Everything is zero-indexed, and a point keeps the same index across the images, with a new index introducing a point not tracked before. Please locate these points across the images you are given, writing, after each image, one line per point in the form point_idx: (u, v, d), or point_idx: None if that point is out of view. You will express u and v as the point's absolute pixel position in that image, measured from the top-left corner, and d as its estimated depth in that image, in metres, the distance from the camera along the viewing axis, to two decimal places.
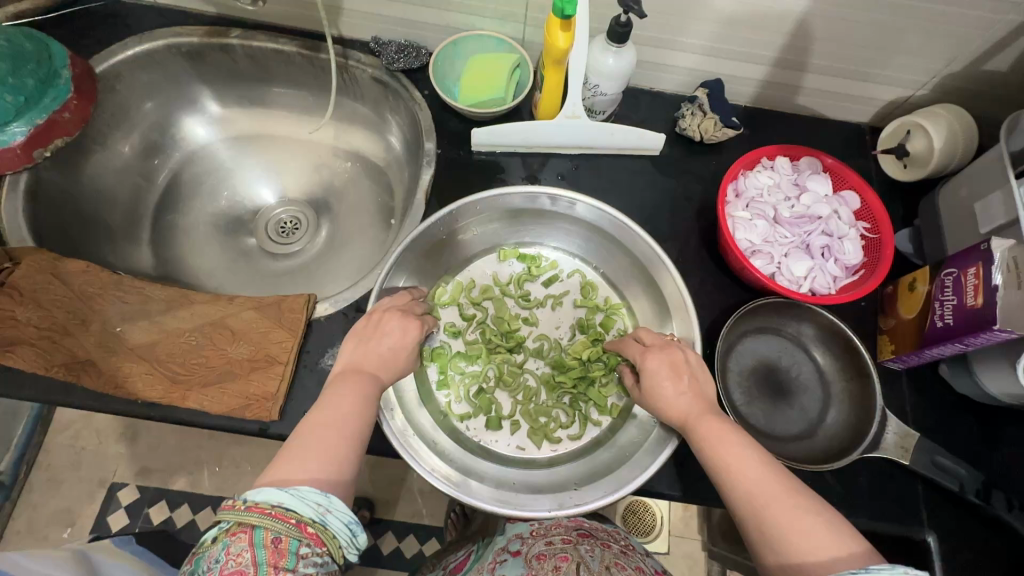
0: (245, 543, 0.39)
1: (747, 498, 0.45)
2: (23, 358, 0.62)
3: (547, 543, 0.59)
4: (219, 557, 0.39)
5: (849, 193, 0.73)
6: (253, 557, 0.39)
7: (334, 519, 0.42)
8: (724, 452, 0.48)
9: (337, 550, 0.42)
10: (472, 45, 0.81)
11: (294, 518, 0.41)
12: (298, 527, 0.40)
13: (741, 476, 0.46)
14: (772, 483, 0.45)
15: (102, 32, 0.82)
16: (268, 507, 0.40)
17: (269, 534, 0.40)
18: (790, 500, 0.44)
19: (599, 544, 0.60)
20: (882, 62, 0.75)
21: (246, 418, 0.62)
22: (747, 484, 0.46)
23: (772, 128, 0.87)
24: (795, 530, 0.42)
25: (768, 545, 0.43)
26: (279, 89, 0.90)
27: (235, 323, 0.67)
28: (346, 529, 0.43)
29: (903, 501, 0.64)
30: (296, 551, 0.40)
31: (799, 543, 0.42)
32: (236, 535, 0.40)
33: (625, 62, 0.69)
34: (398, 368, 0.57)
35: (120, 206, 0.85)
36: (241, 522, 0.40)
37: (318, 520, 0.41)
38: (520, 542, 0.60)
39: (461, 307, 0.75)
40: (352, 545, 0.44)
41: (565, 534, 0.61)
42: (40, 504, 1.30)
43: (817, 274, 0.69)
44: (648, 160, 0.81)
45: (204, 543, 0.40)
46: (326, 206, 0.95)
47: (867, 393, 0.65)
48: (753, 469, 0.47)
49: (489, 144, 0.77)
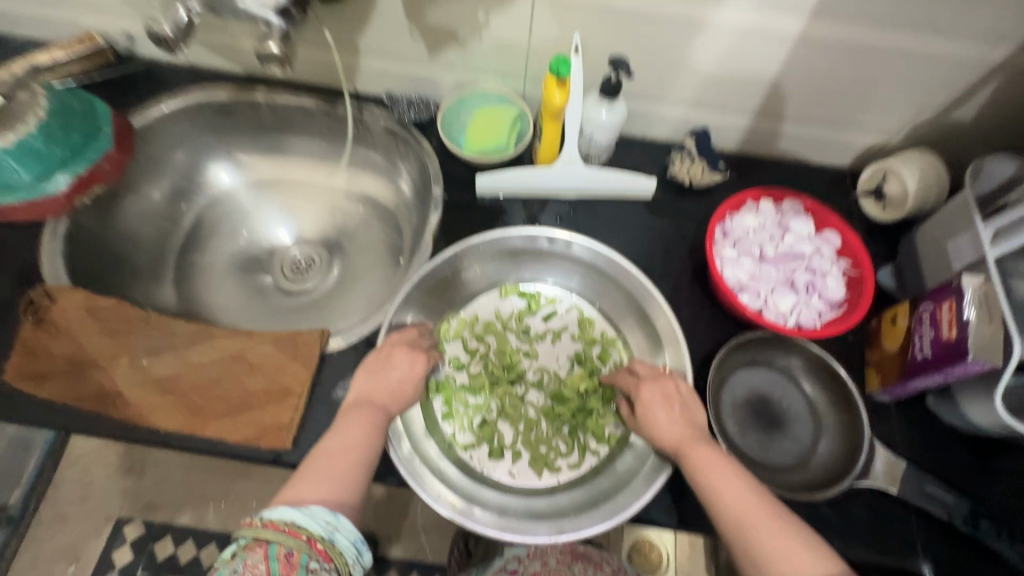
0: (260, 556, 0.42)
1: (735, 520, 0.49)
2: (55, 389, 0.67)
3: (542, 563, 0.66)
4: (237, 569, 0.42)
5: (831, 233, 0.77)
6: (266, 568, 0.42)
7: (341, 537, 0.46)
8: (714, 478, 0.52)
9: (344, 566, 0.45)
10: (476, 99, 0.89)
11: (305, 534, 0.44)
12: (309, 543, 0.44)
13: (730, 500, 0.50)
14: (757, 508, 0.49)
15: (140, 91, 0.91)
16: (282, 524, 0.44)
17: (281, 548, 0.43)
18: (774, 524, 0.48)
19: (591, 565, 0.66)
20: (855, 112, 0.81)
21: (261, 447, 0.65)
22: (735, 508, 0.49)
23: (759, 172, 0.92)
24: (778, 552, 0.46)
25: (755, 565, 0.46)
26: (299, 138, 0.97)
27: (253, 356, 0.71)
28: (352, 547, 0.46)
29: (898, 532, 0.66)
30: (306, 565, 0.43)
31: (783, 565, 0.45)
32: (253, 549, 0.43)
33: (617, 115, 0.76)
34: (405, 399, 0.61)
35: (147, 247, 0.91)
36: (257, 538, 0.43)
37: (326, 537, 0.45)
38: (517, 562, 0.67)
39: (466, 341, 0.79)
40: (358, 563, 0.47)
41: (562, 555, 0.67)
42: (47, 539, 1.31)
43: (801, 309, 0.73)
44: (641, 202, 0.86)
45: (221, 559, 0.43)
46: (339, 246, 1.01)
47: (856, 424, 0.68)
48: (742, 495, 0.50)
49: (492, 188, 0.83)
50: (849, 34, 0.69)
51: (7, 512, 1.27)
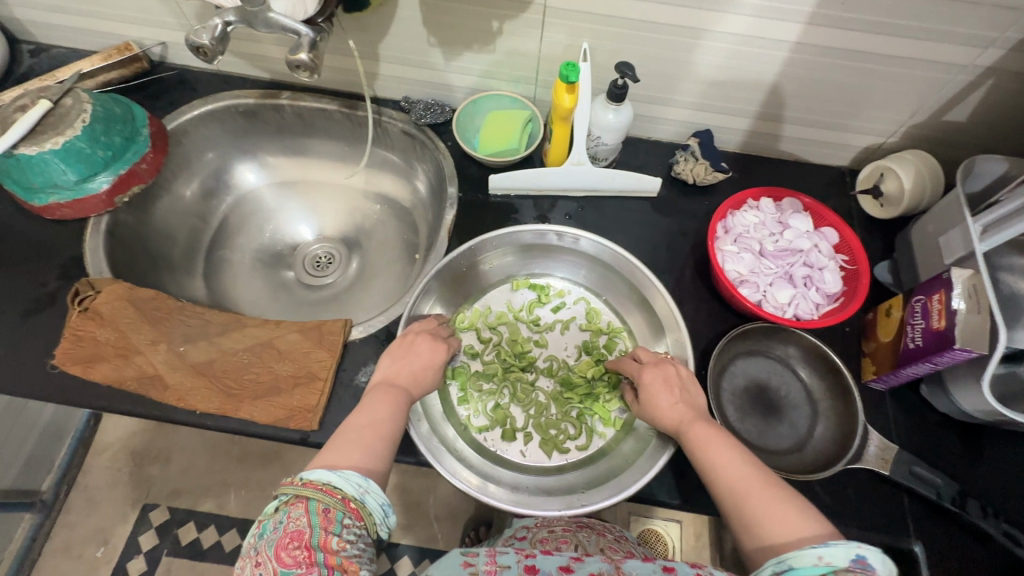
0: (302, 510, 0.47)
1: (732, 491, 0.53)
2: (101, 372, 0.72)
3: (550, 530, 0.69)
4: (282, 520, 0.47)
5: (828, 229, 0.81)
6: (306, 521, 0.46)
7: (371, 499, 0.50)
8: (712, 452, 0.56)
9: (372, 525, 0.49)
10: (489, 104, 0.94)
11: (340, 493, 0.48)
12: (344, 502, 0.48)
13: (727, 472, 0.54)
14: (752, 478, 0.53)
15: (173, 96, 0.96)
16: (319, 483, 0.48)
17: (320, 504, 0.47)
18: (768, 493, 0.51)
19: (595, 533, 0.71)
20: (851, 114, 0.85)
21: (290, 428, 0.70)
22: (731, 479, 0.54)
23: (760, 171, 0.96)
24: (770, 516, 0.49)
25: (751, 531, 0.50)
26: (320, 141, 1.03)
27: (282, 344, 0.76)
28: (380, 508, 0.50)
29: (890, 512, 0.69)
30: (341, 520, 0.47)
31: (777, 529, 0.49)
32: (295, 504, 0.47)
33: (624, 117, 0.80)
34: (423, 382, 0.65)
35: (180, 243, 0.96)
36: (299, 494, 0.48)
37: (359, 498, 0.49)
38: (525, 530, 0.71)
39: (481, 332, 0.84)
40: (385, 523, 0.51)
41: (566, 524, 0.71)
42: (79, 522, 1.38)
43: (799, 301, 0.76)
44: (646, 201, 0.91)
45: (268, 512, 0.48)
46: (357, 242, 1.06)
47: (850, 409, 0.71)
48: (738, 468, 0.54)
49: (504, 187, 0.88)
50: (844, 41, 0.73)
51: (40, 497, 1.34)
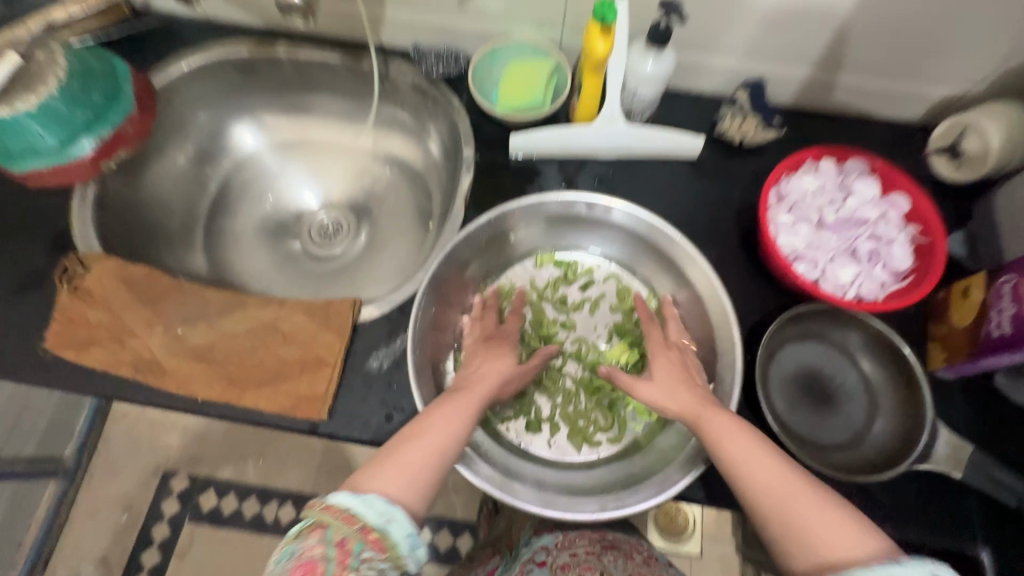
0: (317, 539, 0.42)
1: (766, 495, 0.48)
2: (96, 357, 0.67)
3: (571, 554, 0.64)
4: (296, 550, 0.41)
5: (898, 196, 0.71)
6: (321, 552, 0.41)
7: (396, 528, 0.44)
8: (740, 449, 0.51)
9: (398, 559, 0.43)
10: (509, 52, 0.83)
11: (360, 522, 0.43)
12: (363, 532, 0.43)
13: (759, 474, 0.49)
14: (790, 479, 0.48)
15: (160, 48, 0.87)
16: (339, 510, 0.43)
17: (337, 534, 0.42)
18: (811, 497, 0.47)
19: (623, 555, 0.65)
20: (932, 57, 0.73)
21: (298, 417, 0.65)
22: (765, 480, 0.49)
23: (819, 126, 0.84)
24: (819, 525, 0.44)
25: (793, 540, 0.45)
26: (323, 97, 0.93)
27: (287, 326, 0.70)
28: (408, 541, 0.44)
29: (956, 515, 0.63)
30: (360, 554, 0.42)
31: (826, 539, 0.44)
32: (312, 531, 0.42)
33: (665, 65, 0.70)
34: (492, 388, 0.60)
35: (176, 212, 0.89)
36: (317, 520, 0.43)
37: (381, 527, 0.44)
38: (545, 553, 0.65)
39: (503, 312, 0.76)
40: (414, 557, 0.45)
41: (590, 546, 0.65)
42: (103, 488, 1.39)
43: (863, 280, 0.67)
44: (686, 163, 0.80)
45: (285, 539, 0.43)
46: (367, 210, 0.98)
47: (916, 402, 0.63)
48: (771, 469, 0.49)
49: (526, 148, 0.78)
50: None
51: (64, 465, 1.34)
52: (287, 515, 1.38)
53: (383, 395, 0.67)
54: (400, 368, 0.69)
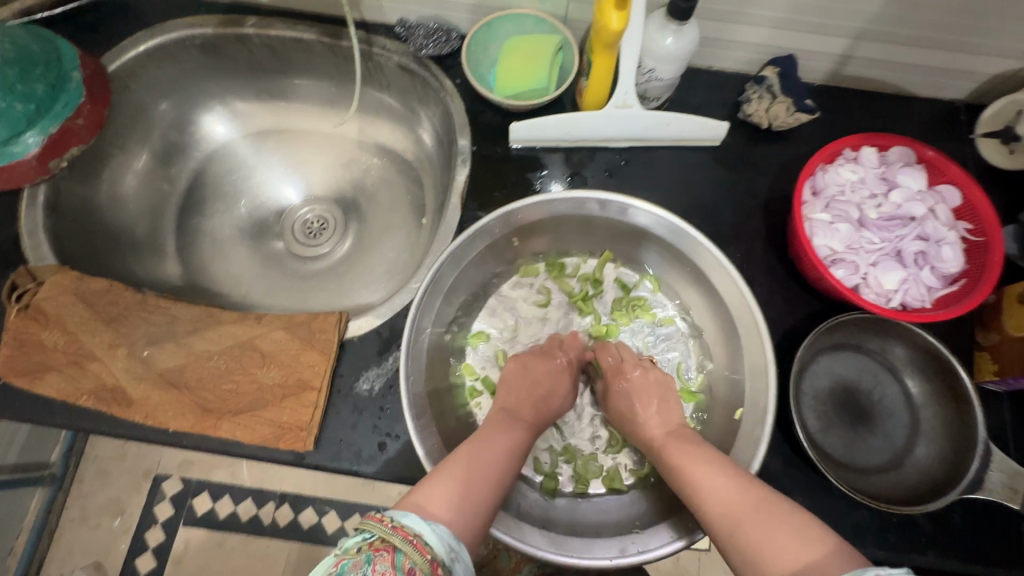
0: (387, 562, 0.39)
1: (720, 518, 0.46)
2: (51, 386, 0.60)
3: None
4: (365, 570, 0.38)
5: (948, 188, 0.63)
6: None
7: (459, 567, 0.43)
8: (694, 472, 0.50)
9: None
10: (507, 27, 0.73)
11: (429, 554, 0.41)
12: (432, 566, 0.41)
13: (711, 495, 0.48)
14: (738, 496, 0.47)
15: (113, 27, 0.77)
16: (411, 534, 0.41)
17: (407, 560, 0.39)
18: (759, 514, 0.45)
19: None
20: (988, 29, 0.64)
21: (281, 448, 0.59)
22: (717, 503, 0.47)
23: (853, 108, 0.75)
24: (768, 546, 0.43)
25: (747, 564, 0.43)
26: (300, 80, 0.84)
27: (265, 345, 0.63)
28: None
29: (1005, 544, 0.57)
30: None
31: (774, 557, 0.42)
32: (379, 552, 0.39)
33: (686, 41, 0.61)
34: (544, 413, 0.60)
35: (143, 213, 0.81)
36: (385, 541, 0.40)
37: (447, 563, 0.42)
38: None
39: (512, 300, 0.72)
40: None
41: None
42: (90, 495, 1.20)
43: (909, 286, 0.60)
44: (707, 151, 0.72)
45: (347, 551, 0.39)
46: (355, 205, 0.89)
47: (966, 422, 0.57)
48: (723, 489, 0.48)
49: (528, 138, 0.70)
50: None
51: (50, 470, 1.16)
52: (285, 517, 1.20)
53: (374, 422, 0.61)
54: (394, 391, 0.62)
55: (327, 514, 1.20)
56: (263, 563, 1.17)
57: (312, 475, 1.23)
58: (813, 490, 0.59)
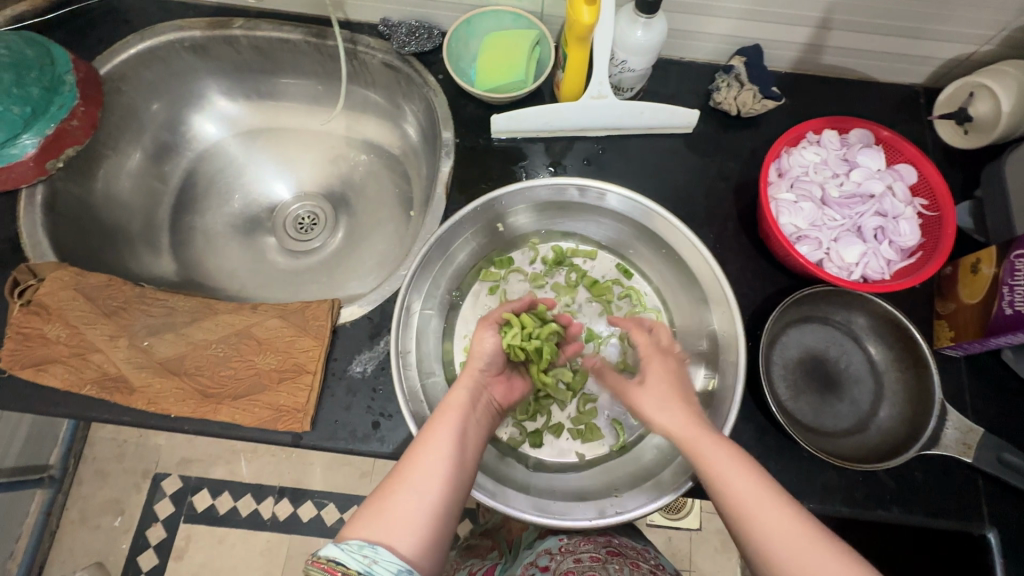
0: None
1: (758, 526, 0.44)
2: (55, 376, 0.62)
3: (575, 560, 0.64)
4: None
5: (905, 167, 0.67)
6: None
7: (382, 569, 0.41)
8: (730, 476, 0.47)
9: None
10: (486, 23, 0.77)
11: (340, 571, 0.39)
12: None
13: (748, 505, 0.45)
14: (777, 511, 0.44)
15: (103, 31, 0.79)
16: (324, 562, 0.39)
17: None
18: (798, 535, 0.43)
19: (628, 563, 0.64)
20: (940, 17, 0.68)
21: (279, 430, 0.61)
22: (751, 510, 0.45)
23: (817, 95, 0.79)
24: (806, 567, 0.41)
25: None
26: (288, 80, 0.86)
27: (261, 332, 0.66)
28: None
29: (964, 499, 0.61)
30: None
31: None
32: None
33: (655, 34, 0.64)
34: (468, 391, 0.57)
35: (138, 213, 0.83)
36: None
37: (365, 571, 0.40)
38: (548, 558, 0.65)
39: (487, 298, 0.74)
40: None
41: (595, 551, 0.65)
42: (90, 495, 1.22)
43: (869, 259, 0.64)
44: (680, 138, 0.75)
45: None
46: (344, 200, 0.92)
47: (924, 386, 0.61)
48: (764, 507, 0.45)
49: (509, 130, 0.73)
50: None
51: (49, 472, 1.17)
52: (284, 511, 1.22)
53: (368, 402, 0.64)
54: (385, 372, 0.65)
55: (326, 506, 1.22)
56: (263, 557, 1.19)
57: (310, 470, 1.25)
58: (784, 454, 0.62)
